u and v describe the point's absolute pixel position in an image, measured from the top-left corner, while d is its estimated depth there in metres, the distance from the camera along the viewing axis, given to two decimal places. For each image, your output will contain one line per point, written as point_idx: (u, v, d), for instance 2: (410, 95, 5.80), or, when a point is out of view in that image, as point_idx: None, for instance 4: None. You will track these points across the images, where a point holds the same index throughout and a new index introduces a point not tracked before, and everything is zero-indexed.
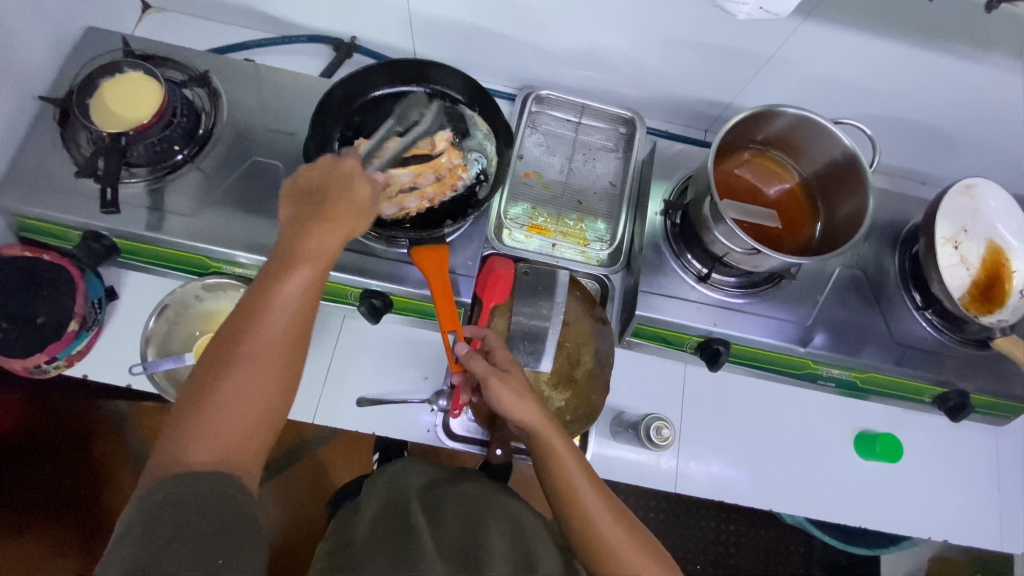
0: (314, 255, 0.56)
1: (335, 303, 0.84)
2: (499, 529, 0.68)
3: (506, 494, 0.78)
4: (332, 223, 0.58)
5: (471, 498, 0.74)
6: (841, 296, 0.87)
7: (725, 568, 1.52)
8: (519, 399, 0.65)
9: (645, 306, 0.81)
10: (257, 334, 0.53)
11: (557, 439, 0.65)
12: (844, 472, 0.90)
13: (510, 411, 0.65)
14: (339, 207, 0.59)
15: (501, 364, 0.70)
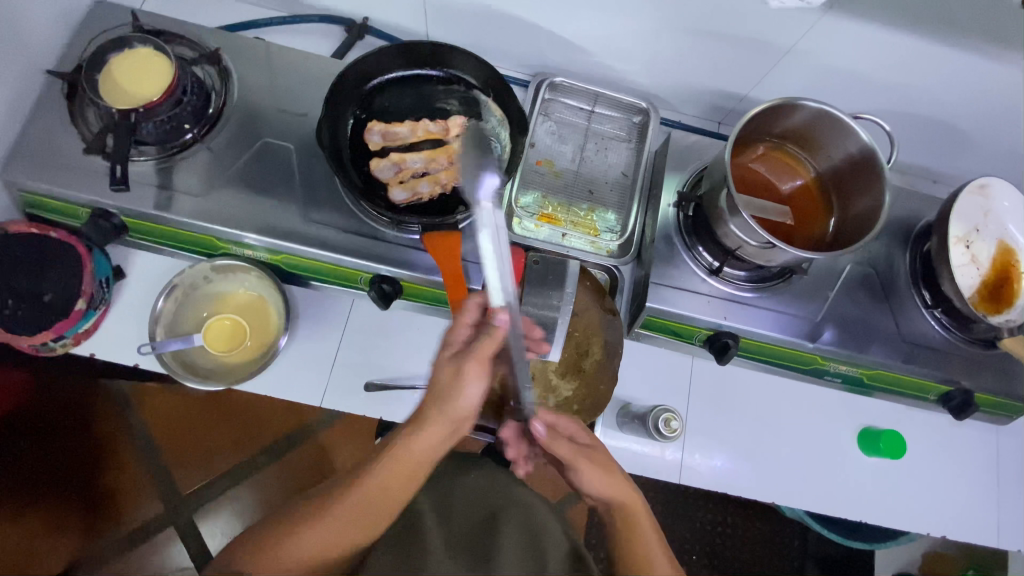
0: (411, 451, 0.59)
1: (344, 287, 0.84)
2: (510, 520, 0.68)
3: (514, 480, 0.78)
4: (439, 414, 0.60)
5: (481, 489, 0.74)
6: (852, 293, 0.87)
7: (720, 558, 1.53)
8: (609, 475, 0.62)
9: (656, 298, 0.81)
10: (338, 504, 0.58)
11: (646, 528, 0.60)
12: (847, 467, 0.91)
13: (593, 489, 0.62)
14: (445, 389, 0.60)
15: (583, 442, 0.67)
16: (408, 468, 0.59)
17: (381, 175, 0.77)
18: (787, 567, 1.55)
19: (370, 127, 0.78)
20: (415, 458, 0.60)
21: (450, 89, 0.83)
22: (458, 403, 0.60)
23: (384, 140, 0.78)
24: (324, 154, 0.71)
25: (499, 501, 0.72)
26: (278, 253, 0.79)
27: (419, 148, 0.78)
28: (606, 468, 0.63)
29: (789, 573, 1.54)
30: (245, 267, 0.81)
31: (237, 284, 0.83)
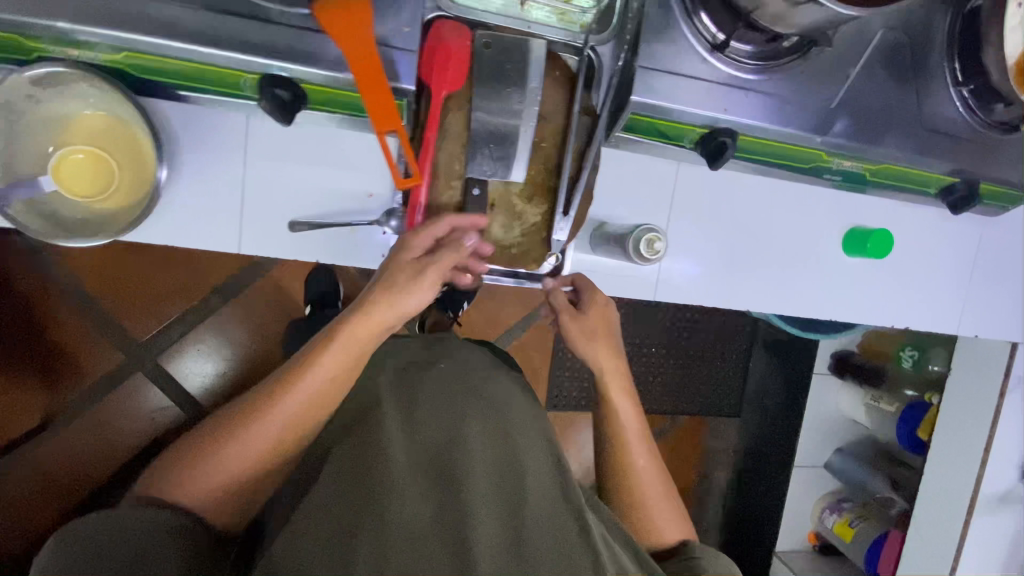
0: (374, 327, 0.58)
1: (229, 96, 0.62)
2: (474, 428, 0.60)
3: (490, 373, 0.70)
4: (395, 288, 0.58)
5: (436, 398, 0.62)
6: (878, 71, 0.70)
7: (679, 353, 1.64)
8: (590, 342, 0.68)
9: (644, 89, 0.64)
10: (292, 392, 0.56)
11: (623, 396, 0.68)
12: (826, 270, 0.86)
13: (581, 350, 0.68)
14: (405, 267, 0.59)
15: (585, 304, 0.70)
16: (359, 345, 0.58)
17: None
18: (737, 353, 1.68)
19: None
20: (372, 327, 0.58)
21: None
22: (407, 284, 0.58)
23: None
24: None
25: (472, 408, 0.62)
26: (119, 52, 0.55)
27: None
28: (603, 333, 0.69)
29: (737, 357, 1.69)
30: (77, 75, 0.57)
31: (76, 102, 0.61)
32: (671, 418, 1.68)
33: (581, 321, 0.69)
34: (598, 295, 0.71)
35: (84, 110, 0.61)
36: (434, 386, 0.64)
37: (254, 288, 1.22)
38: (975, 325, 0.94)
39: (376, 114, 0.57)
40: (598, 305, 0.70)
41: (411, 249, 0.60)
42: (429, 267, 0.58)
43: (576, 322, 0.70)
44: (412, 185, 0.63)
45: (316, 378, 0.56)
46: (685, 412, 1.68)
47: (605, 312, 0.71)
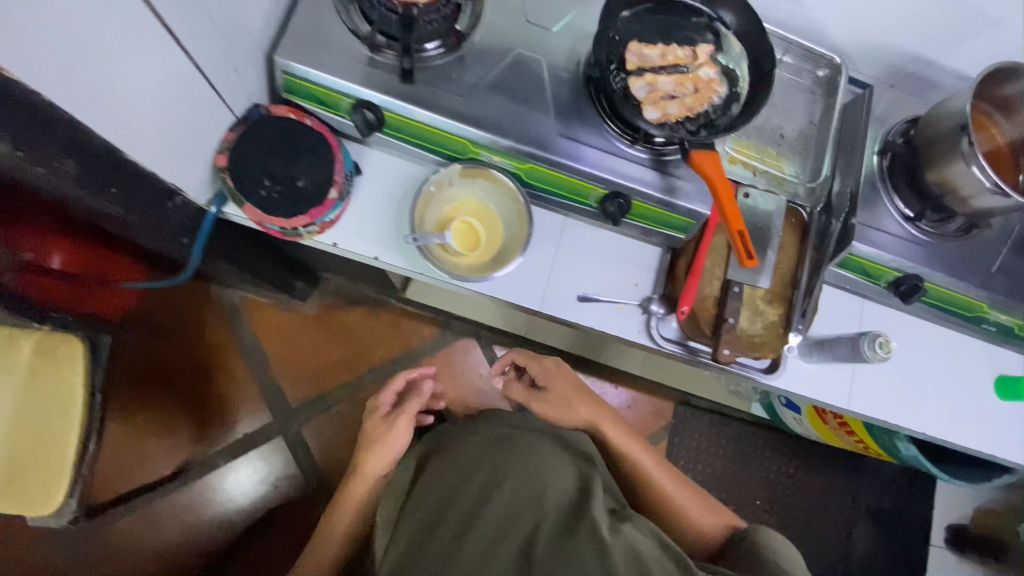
0: (369, 474, 1.05)
1: (573, 203, 0.90)
2: (507, 479, 0.86)
3: (522, 453, 0.90)
4: (392, 430, 1.06)
5: (474, 464, 0.91)
6: (1021, 251, 0.95)
7: (781, 506, 1.68)
8: (568, 406, 1.01)
9: (862, 238, 0.89)
10: (341, 507, 1.08)
11: (614, 429, 1.01)
12: (986, 408, 1.01)
13: (566, 415, 1.01)
14: (379, 420, 1.09)
15: (541, 379, 1.05)
16: (373, 475, 1.06)
17: (635, 94, 0.80)
18: (841, 518, 1.68)
19: (629, 48, 0.81)
20: (396, 445, 1.05)
21: (696, 21, 0.85)
22: (386, 431, 1.06)
23: (638, 61, 0.81)
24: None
25: (502, 459, 0.89)
26: (524, 162, 0.83)
27: (668, 70, 0.81)
28: (569, 391, 1.03)
29: (842, 523, 1.68)
30: (488, 170, 0.85)
31: (473, 190, 0.87)
32: None
33: (547, 392, 1.03)
34: (549, 362, 1.06)
35: (476, 195, 0.87)
36: (467, 456, 0.93)
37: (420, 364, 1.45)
38: None
39: (733, 212, 0.75)
40: (550, 369, 1.06)
41: (383, 403, 1.10)
42: (400, 415, 1.06)
43: (544, 399, 1.03)
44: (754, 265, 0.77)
45: (357, 489, 1.06)
46: None
47: (559, 372, 1.05)
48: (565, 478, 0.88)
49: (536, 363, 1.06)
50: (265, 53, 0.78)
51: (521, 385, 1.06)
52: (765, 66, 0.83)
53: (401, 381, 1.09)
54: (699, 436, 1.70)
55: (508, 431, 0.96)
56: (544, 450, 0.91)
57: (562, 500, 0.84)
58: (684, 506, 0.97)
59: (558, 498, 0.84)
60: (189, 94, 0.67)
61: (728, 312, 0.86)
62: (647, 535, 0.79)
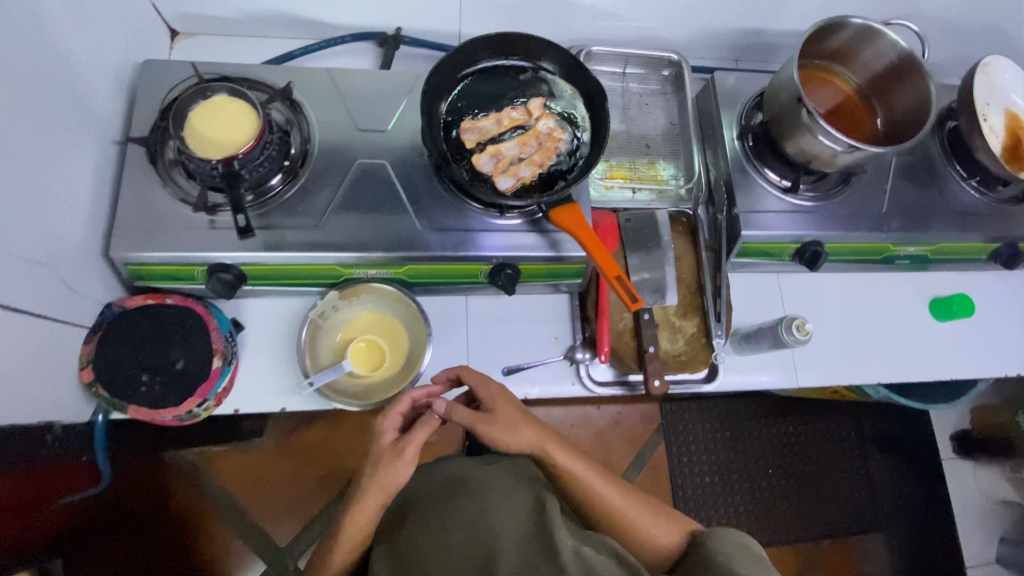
0: (363, 515, 0.71)
1: (464, 285, 0.88)
2: (460, 518, 0.72)
3: (480, 485, 0.76)
4: (387, 463, 0.71)
5: (434, 509, 0.75)
6: (904, 181, 0.97)
7: (794, 467, 1.67)
8: (515, 430, 0.77)
9: (750, 225, 0.88)
10: None
11: (562, 454, 0.78)
12: (929, 335, 1.01)
13: (509, 442, 0.77)
14: (391, 452, 0.72)
15: (486, 404, 0.79)
16: (365, 518, 0.72)
17: (484, 169, 0.80)
18: (853, 459, 1.68)
19: (463, 128, 0.81)
20: (396, 482, 0.71)
21: (521, 77, 0.85)
22: (393, 465, 0.71)
23: (477, 137, 0.81)
24: (442, 163, 0.76)
25: (458, 498, 0.75)
26: (400, 266, 0.81)
27: (508, 135, 0.81)
28: (521, 416, 0.78)
29: (856, 464, 1.67)
30: (368, 285, 0.82)
31: (362, 307, 0.84)
32: (814, 543, 1.62)
33: (494, 417, 0.78)
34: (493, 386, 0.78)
35: (366, 310, 0.84)
36: (422, 501, 0.78)
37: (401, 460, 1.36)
38: None
39: (604, 258, 0.72)
40: (494, 395, 0.80)
41: (386, 432, 0.74)
42: (403, 449, 0.71)
43: (493, 425, 0.77)
44: (641, 308, 0.72)
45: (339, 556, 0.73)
46: (826, 534, 1.63)
47: (506, 397, 0.80)
48: (521, 504, 0.73)
49: (490, 385, 0.79)
50: (101, 251, 0.76)
51: (467, 409, 0.78)
52: (600, 97, 0.83)
53: (407, 401, 0.72)
54: (693, 426, 1.68)
55: (468, 464, 0.82)
56: (498, 482, 0.76)
57: (519, 530, 0.69)
58: (637, 523, 0.77)
59: (515, 527, 0.70)
60: (22, 335, 0.64)
61: (648, 341, 0.84)
62: (605, 554, 0.67)
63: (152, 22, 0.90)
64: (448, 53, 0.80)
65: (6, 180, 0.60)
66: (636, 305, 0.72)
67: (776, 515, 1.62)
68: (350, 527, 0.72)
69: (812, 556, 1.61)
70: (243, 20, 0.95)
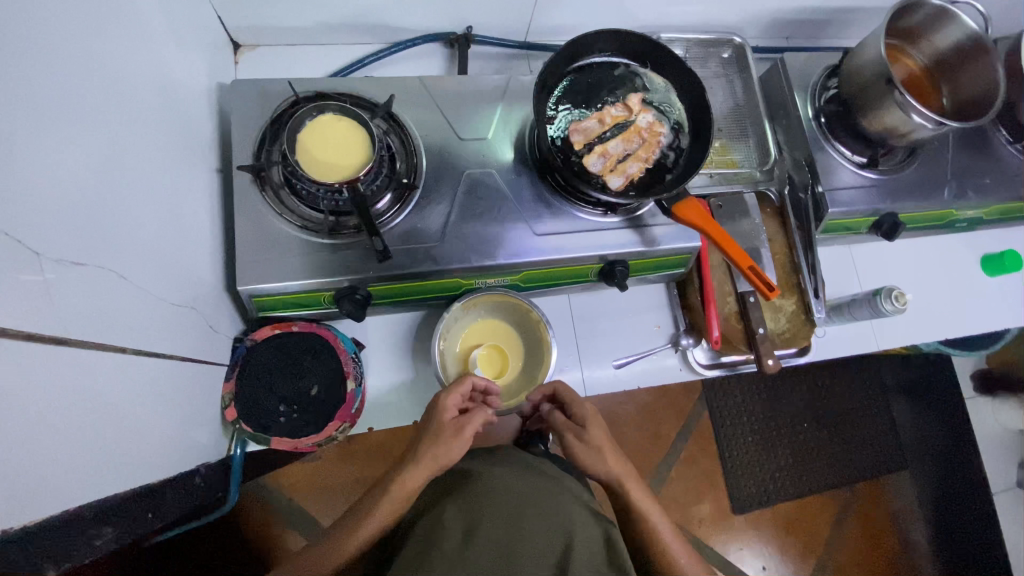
0: (403, 486, 0.66)
1: (573, 284, 0.89)
2: (536, 515, 0.66)
3: (557, 491, 0.71)
4: (452, 435, 0.69)
5: (508, 491, 0.69)
6: (962, 149, 1.02)
7: (830, 419, 1.77)
8: (603, 456, 0.72)
9: (835, 202, 0.92)
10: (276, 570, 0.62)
11: (644, 495, 0.71)
12: (984, 290, 1.09)
13: (592, 466, 0.72)
14: (453, 427, 0.69)
15: (581, 421, 0.76)
16: (408, 490, 0.66)
17: (594, 169, 0.81)
18: (882, 406, 1.80)
19: (570, 129, 0.81)
20: (449, 459, 0.68)
21: (614, 73, 0.86)
22: (451, 443, 0.68)
23: (582, 138, 0.81)
24: (558, 167, 0.77)
25: (536, 497, 0.69)
26: (518, 272, 0.82)
27: (611, 133, 0.82)
28: (609, 439, 0.75)
29: (883, 410, 1.80)
30: (487, 295, 0.83)
31: (477, 315, 0.85)
32: (851, 488, 1.74)
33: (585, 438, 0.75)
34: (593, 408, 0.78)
35: (478, 318, 0.86)
36: (494, 479, 0.71)
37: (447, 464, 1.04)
38: None
39: (737, 250, 0.75)
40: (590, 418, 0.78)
41: (449, 409, 0.72)
42: (466, 425, 0.70)
43: (578, 439, 0.75)
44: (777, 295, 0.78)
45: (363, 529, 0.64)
46: (861, 478, 1.75)
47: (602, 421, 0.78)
48: (595, 532, 0.66)
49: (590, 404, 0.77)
50: (223, 285, 0.74)
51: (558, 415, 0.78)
52: (696, 87, 0.84)
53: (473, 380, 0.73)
54: (736, 391, 1.76)
55: (545, 467, 0.77)
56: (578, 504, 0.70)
57: (594, 560, 0.62)
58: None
59: (587, 551, 0.63)
60: (170, 382, 0.63)
61: (756, 322, 0.88)
62: None
63: (219, 37, 0.86)
64: (551, 55, 0.80)
65: (145, 227, 0.57)
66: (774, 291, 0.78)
67: (815, 465, 1.73)
68: (385, 496, 0.66)
69: (850, 499, 1.73)
70: (310, 28, 0.91)
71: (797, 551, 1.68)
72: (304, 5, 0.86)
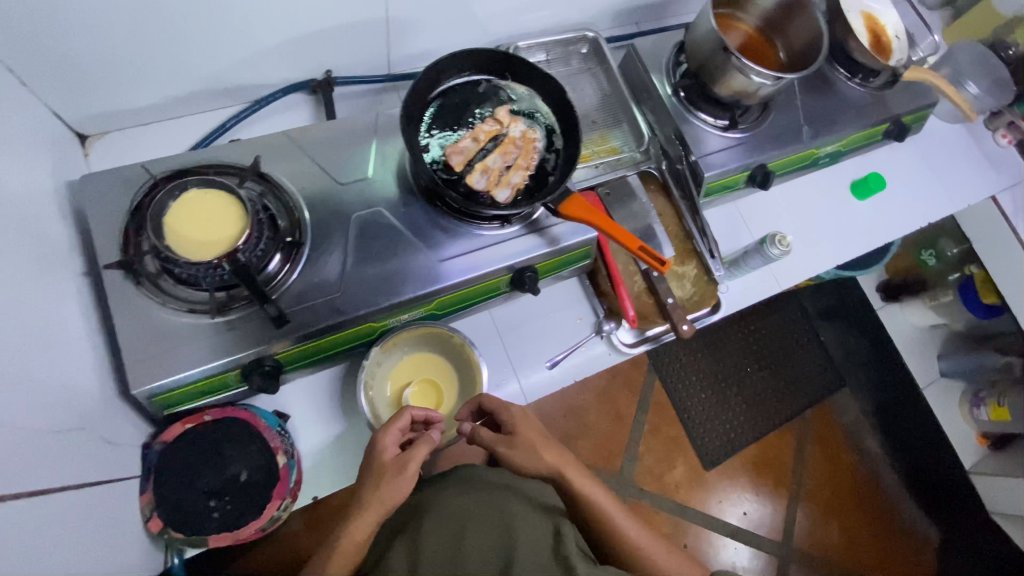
0: (349, 543, 0.63)
1: (489, 300, 0.89)
2: (478, 525, 0.69)
3: (499, 493, 0.75)
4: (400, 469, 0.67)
5: (449, 513, 0.71)
6: (808, 94, 1.11)
7: (766, 358, 1.88)
8: (537, 454, 0.75)
9: (708, 167, 0.98)
10: None
11: (586, 479, 0.76)
12: (857, 213, 1.19)
13: (533, 469, 0.75)
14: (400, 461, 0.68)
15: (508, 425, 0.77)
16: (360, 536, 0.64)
17: (479, 188, 0.82)
18: (809, 335, 1.93)
19: (447, 153, 0.82)
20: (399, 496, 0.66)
21: (478, 91, 0.87)
22: (394, 481, 0.67)
23: (462, 158, 0.82)
24: (444, 192, 0.78)
25: (479, 506, 0.72)
26: (429, 301, 0.81)
27: (489, 148, 0.84)
28: (541, 434, 0.77)
29: (811, 338, 1.93)
30: (403, 333, 0.82)
31: (398, 355, 0.84)
32: (801, 417, 1.86)
33: (517, 441, 0.76)
34: (516, 410, 0.78)
35: (402, 358, 0.84)
36: (435, 504, 0.73)
37: None
38: (966, 196, 1.27)
39: (623, 234, 0.78)
40: (515, 418, 0.78)
41: (386, 447, 0.70)
42: (407, 461, 0.67)
43: (512, 447, 0.75)
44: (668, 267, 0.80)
45: None
46: (809, 405, 1.86)
47: (529, 420, 0.78)
48: (541, 527, 0.71)
49: (515, 406, 0.78)
50: (118, 391, 0.69)
51: (484, 430, 0.77)
52: (558, 89, 0.88)
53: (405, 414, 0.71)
54: (678, 354, 1.84)
55: (486, 473, 0.81)
56: (524, 502, 0.75)
57: (539, 548, 0.68)
58: (643, 548, 0.73)
59: (534, 547, 0.68)
60: (78, 510, 0.58)
61: (664, 294, 0.93)
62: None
63: (60, 133, 0.81)
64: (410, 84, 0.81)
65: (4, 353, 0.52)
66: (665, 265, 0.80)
67: (765, 405, 1.83)
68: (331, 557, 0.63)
69: (803, 427, 1.85)
70: (160, 103, 0.87)
71: (771, 488, 1.76)
72: (148, 81, 0.83)
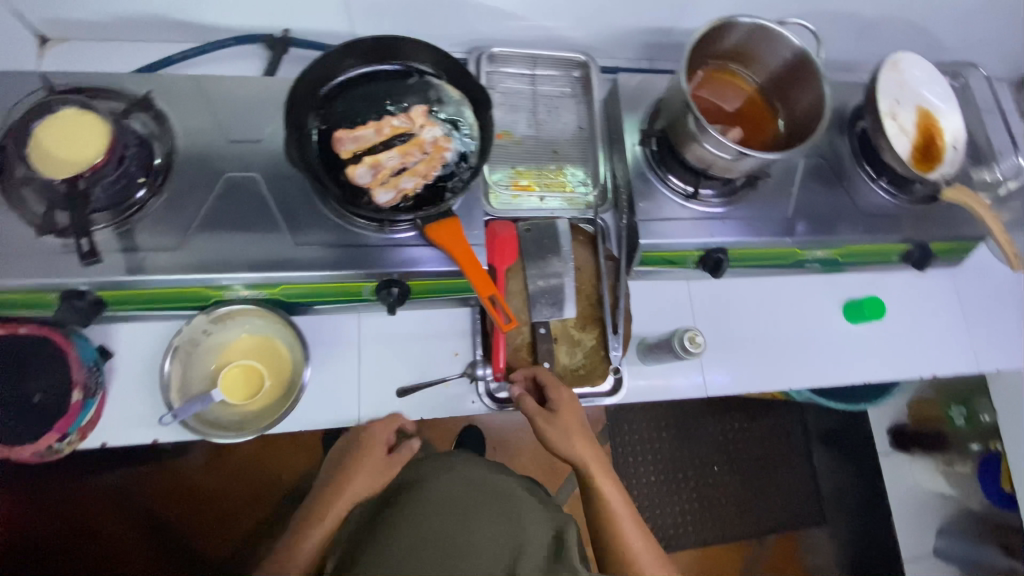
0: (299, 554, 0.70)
1: (352, 303, 0.84)
2: (481, 517, 0.74)
3: (504, 489, 0.80)
4: (369, 467, 0.76)
5: (450, 497, 0.76)
6: (813, 185, 0.94)
7: (739, 462, 1.60)
8: (571, 441, 0.74)
9: (649, 233, 0.85)
10: None
11: (605, 475, 0.74)
12: (841, 337, 0.99)
13: (562, 450, 0.75)
14: (377, 461, 0.77)
15: (552, 404, 0.77)
16: None
17: (360, 182, 0.75)
18: (797, 453, 1.64)
19: (338, 137, 0.76)
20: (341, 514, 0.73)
21: (405, 83, 0.81)
22: (373, 477, 0.76)
23: (355, 146, 0.76)
24: (315, 177, 0.72)
25: (486, 502, 0.77)
26: (274, 286, 0.77)
27: (388, 145, 0.77)
28: (577, 415, 0.76)
29: (799, 459, 1.63)
30: (243, 308, 0.78)
31: (240, 329, 0.81)
32: (760, 539, 1.56)
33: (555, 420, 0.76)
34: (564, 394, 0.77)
35: (247, 333, 0.81)
36: (437, 484, 0.79)
37: (305, 447, 1.32)
38: (997, 358, 1.03)
39: (481, 279, 0.74)
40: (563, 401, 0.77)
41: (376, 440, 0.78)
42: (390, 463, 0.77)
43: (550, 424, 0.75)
44: (512, 328, 0.77)
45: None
46: (772, 529, 1.57)
47: (574, 405, 0.77)
48: (543, 524, 0.76)
49: (563, 389, 0.77)
50: None
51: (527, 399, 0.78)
52: (489, 102, 0.79)
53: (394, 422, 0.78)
54: (637, 425, 1.58)
55: (485, 469, 0.84)
56: (527, 502, 0.79)
57: (540, 543, 0.72)
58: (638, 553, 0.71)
59: (536, 542, 0.72)
60: None
61: (543, 356, 0.83)
62: None
63: (12, 28, 0.84)
64: (323, 57, 0.76)
65: None
66: (510, 325, 0.76)
67: (720, 513, 1.55)
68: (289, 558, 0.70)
69: (759, 554, 1.55)
70: (116, 23, 0.89)
71: None
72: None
